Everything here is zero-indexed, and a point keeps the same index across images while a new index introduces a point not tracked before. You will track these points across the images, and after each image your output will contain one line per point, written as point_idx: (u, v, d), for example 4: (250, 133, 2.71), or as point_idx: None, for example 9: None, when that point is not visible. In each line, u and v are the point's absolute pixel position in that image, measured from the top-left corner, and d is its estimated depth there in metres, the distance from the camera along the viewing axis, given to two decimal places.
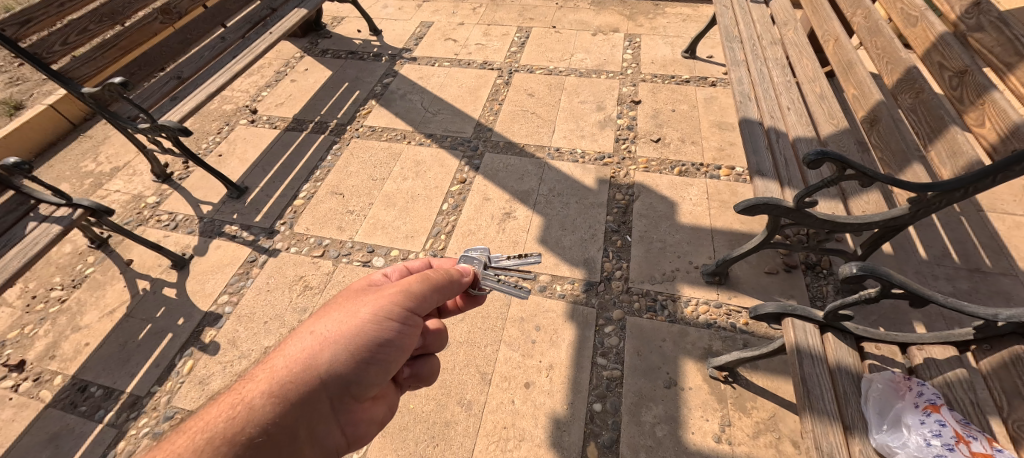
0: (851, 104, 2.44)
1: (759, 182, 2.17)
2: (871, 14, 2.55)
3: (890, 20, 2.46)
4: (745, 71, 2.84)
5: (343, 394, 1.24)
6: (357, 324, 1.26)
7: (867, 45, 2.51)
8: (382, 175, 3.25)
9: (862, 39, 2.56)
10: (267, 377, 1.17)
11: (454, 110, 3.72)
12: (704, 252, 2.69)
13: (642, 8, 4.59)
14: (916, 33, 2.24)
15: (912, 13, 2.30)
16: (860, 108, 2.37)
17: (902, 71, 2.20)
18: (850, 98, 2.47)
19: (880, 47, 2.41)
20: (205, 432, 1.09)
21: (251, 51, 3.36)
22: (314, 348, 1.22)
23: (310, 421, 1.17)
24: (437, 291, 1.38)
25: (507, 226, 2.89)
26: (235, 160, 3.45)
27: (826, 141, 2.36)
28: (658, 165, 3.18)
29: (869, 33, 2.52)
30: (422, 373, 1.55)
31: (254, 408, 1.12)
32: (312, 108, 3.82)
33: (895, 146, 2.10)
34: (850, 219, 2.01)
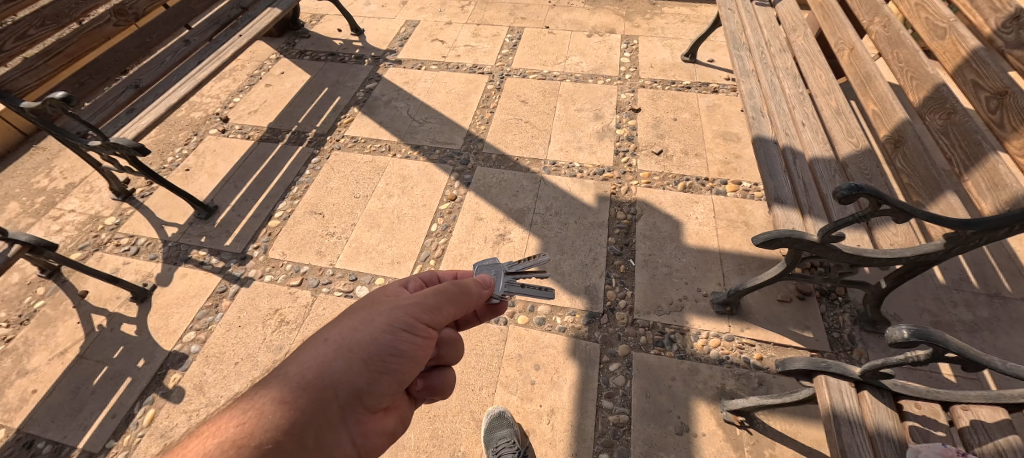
0: (872, 121, 2.26)
1: (778, 210, 1.98)
2: (891, 22, 2.35)
3: (912, 29, 2.26)
4: (754, 82, 2.65)
5: (356, 405, 1.16)
6: (371, 333, 1.21)
7: (887, 56, 2.31)
8: (365, 192, 3.01)
9: (881, 50, 2.37)
10: (279, 382, 1.10)
11: (442, 118, 3.47)
12: (713, 278, 2.51)
13: (639, 7, 4.38)
14: (944, 46, 2.04)
15: (938, 24, 2.10)
16: (882, 127, 2.18)
17: (930, 89, 2.01)
18: (870, 114, 2.28)
19: (902, 59, 2.21)
20: (213, 439, 0.99)
21: (218, 56, 3.07)
22: (328, 356, 1.16)
23: (321, 431, 1.08)
24: (453, 304, 1.33)
25: (501, 249, 2.68)
26: (204, 176, 3.18)
27: (846, 162, 2.17)
28: (660, 180, 2.99)
29: (889, 44, 2.32)
30: (437, 386, 1.45)
31: (265, 415, 1.03)
32: (288, 116, 3.55)
33: (925, 173, 1.92)
34: (878, 253, 1.83)
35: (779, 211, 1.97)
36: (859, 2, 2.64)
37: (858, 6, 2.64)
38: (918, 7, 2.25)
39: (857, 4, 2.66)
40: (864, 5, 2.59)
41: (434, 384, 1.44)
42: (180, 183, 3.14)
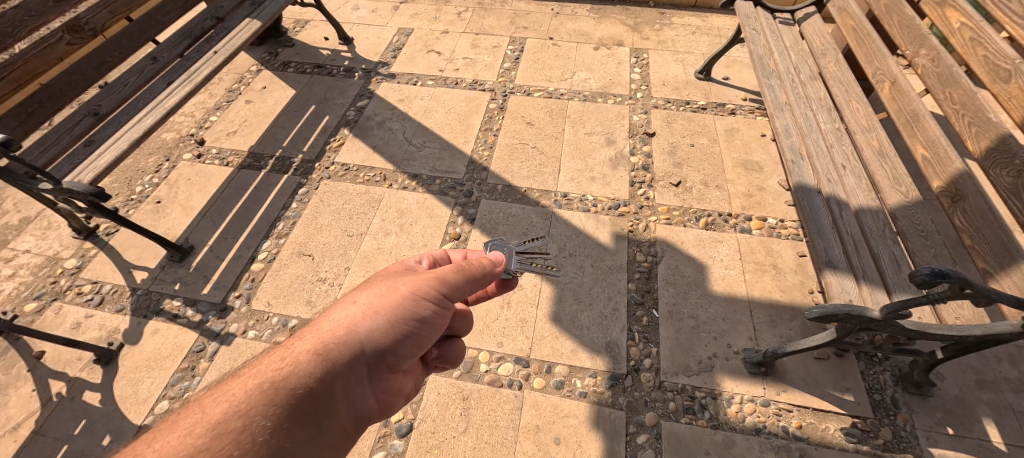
0: (922, 168, 2.06)
1: (829, 275, 1.78)
2: (942, 56, 2.15)
3: (967, 66, 2.06)
4: (788, 116, 2.44)
5: (379, 364, 1.24)
6: (395, 299, 1.27)
7: (939, 95, 2.12)
8: (358, 229, 2.74)
9: (930, 87, 2.17)
10: (312, 336, 1.18)
11: (442, 142, 3.20)
12: (744, 332, 2.31)
13: (647, 17, 4.12)
14: (1009, 91, 1.83)
15: (1001, 65, 1.88)
16: (936, 177, 1.99)
17: (994, 139, 1.81)
18: (921, 160, 2.09)
19: (958, 101, 2.01)
20: (255, 380, 1.08)
21: (190, 78, 2.74)
22: (356, 317, 1.23)
23: (347, 384, 1.15)
24: (471, 281, 1.39)
25: (511, 297, 2.44)
26: (178, 209, 2.86)
27: (897, 216, 1.97)
28: (680, 216, 2.78)
29: (940, 81, 2.13)
30: (449, 355, 1.56)
31: (299, 363, 1.11)
32: (271, 139, 3.24)
33: (992, 236, 1.72)
34: (942, 328, 1.62)
35: (830, 277, 1.77)
36: (901, 30, 2.43)
37: (900, 34, 2.44)
38: (973, 41, 2.04)
39: (898, 31, 2.46)
40: (908, 33, 2.38)
41: (445, 354, 1.55)
42: (151, 217, 2.83)
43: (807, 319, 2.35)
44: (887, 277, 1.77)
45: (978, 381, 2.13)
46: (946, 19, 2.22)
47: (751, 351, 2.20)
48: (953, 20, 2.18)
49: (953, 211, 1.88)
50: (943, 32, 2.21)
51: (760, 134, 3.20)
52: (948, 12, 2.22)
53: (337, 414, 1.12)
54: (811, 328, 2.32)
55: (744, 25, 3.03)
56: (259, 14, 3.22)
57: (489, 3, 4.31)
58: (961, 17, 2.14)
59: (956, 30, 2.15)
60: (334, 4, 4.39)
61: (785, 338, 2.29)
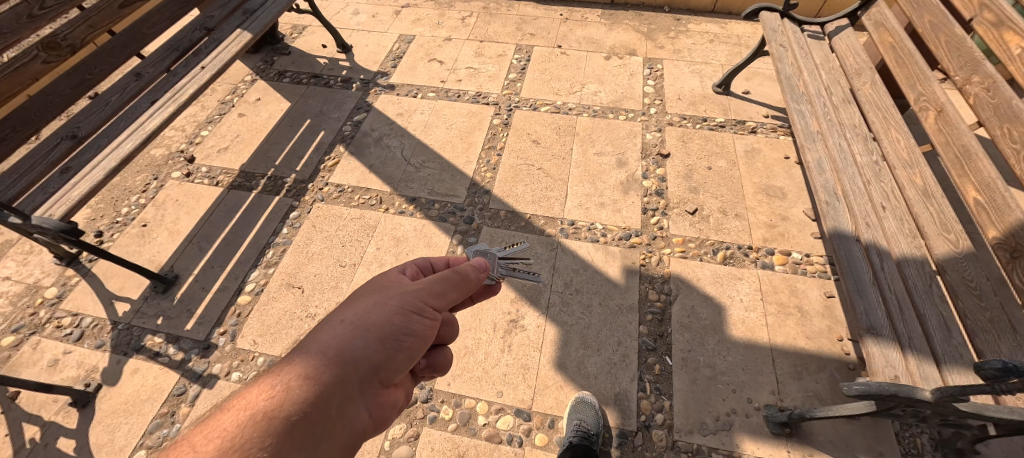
0: (974, 213, 1.85)
1: (871, 344, 1.61)
2: (999, 86, 1.93)
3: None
4: (820, 148, 2.23)
5: (373, 382, 1.05)
6: (386, 314, 1.10)
7: (994, 132, 1.89)
8: (351, 259, 2.57)
9: (985, 119, 1.95)
10: (301, 356, 0.97)
11: (442, 161, 3.02)
12: (765, 385, 2.12)
13: (661, 23, 3.88)
14: None
15: None
16: (990, 225, 1.78)
17: None
18: (971, 203, 1.88)
19: (1019, 140, 1.79)
20: (244, 412, 0.87)
21: (174, 97, 2.57)
22: (345, 335, 1.03)
23: (345, 404, 0.96)
24: (457, 289, 1.25)
25: (513, 340, 2.27)
26: (164, 233, 2.71)
27: (945, 268, 1.77)
28: (696, 248, 2.58)
29: (996, 115, 1.91)
30: (437, 364, 1.36)
31: (290, 389, 0.91)
32: (264, 156, 3.09)
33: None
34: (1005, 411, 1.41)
35: (873, 347, 1.60)
36: (949, 52, 2.19)
37: (947, 57, 2.20)
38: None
39: (945, 53, 2.22)
40: (957, 56, 2.14)
41: (434, 363, 1.35)
42: (135, 243, 2.68)
43: (834, 371, 2.16)
44: (936, 345, 1.59)
45: None
46: (1003, 43, 1.97)
47: (774, 409, 2.02)
48: (1012, 44, 1.93)
49: (1012, 268, 1.67)
50: (1000, 58, 1.96)
51: (784, 156, 2.97)
52: (1006, 35, 1.97)
53: (336, 440, 0.92)
54: (839, 382, 2.13)
55: (770, 39, 2.77)
56: (251, 24, 3.07)
57: (495, 7, 4.11)
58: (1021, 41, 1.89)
59: (1015, 56, 1.90)
60: (332, 8, 4.21)
61: (811, 393, 2.10)
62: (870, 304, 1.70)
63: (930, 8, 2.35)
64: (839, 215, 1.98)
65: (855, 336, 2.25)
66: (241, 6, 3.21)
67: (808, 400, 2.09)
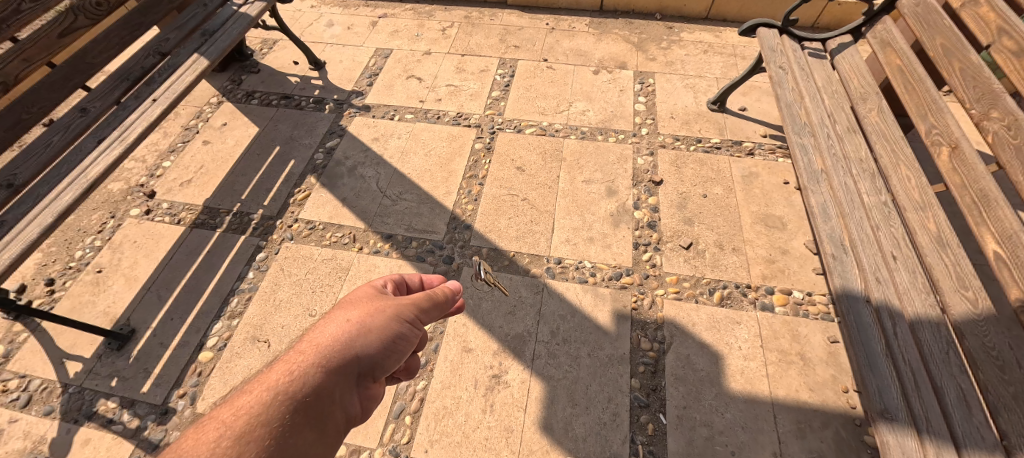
0: (995, 268, 1.69)
1: (885, 430, 1.48)
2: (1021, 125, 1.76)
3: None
4: (824, 190, 2.06)
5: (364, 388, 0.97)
6: (380, 320, 1.02)
7: (1016, 177, 1.72)
8: (321, 307, 2.39)
9: (1004, 160, 1.78)
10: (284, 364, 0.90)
11: (420, 192, 2.83)
12: (766, 446, 1.98)
13: (653, 32, 3.68)
14: None
15: None
16: (1013, 283, 1.61)
17: None
18: (992, 256, 1.72)
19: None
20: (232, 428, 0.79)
21: (122, 135, 2.41)
22: (337, 339, 0.95)
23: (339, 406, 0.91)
24: (441, 307, 1.17)
25: (495, 398, 2.11)
26: (120, 280, 2.52)
27: (963, 332, 1.59)
28: (692, 288, 2.41)
29: (1017, 158, 1.73)
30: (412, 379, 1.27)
31: (290, 382, 0.87)
32: (230, 190, 2.90)
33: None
34: None
35: (887, 434, 1.46)
36: (963, 81, 2.01)
37: (962, 85, 2.02)
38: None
39: (959, 81, 2.04)
40: (973, 87, 1.96)
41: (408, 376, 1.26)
42: (88, 292, 2.48)
43: (840, 428, 2.01)
44: (957, 427, 1.45)
45: None
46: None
47: None
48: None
49: None
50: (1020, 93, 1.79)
51: (783, 181, 2.79)
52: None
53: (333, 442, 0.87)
54: (845, 440, 1.99)
55: (770, 60, 2.59)
56: (209, 48, 2.95)
57: (477, 16, 3.90)
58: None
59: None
60: (305, 20, 3.97)
61: (815, 454, 1.96)
62: (883, 381, 1.56)
63: (942, 29, 2.17)
64: (846, 270, 1.83)
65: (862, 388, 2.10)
66: (200, 27, 3.10)
67: None
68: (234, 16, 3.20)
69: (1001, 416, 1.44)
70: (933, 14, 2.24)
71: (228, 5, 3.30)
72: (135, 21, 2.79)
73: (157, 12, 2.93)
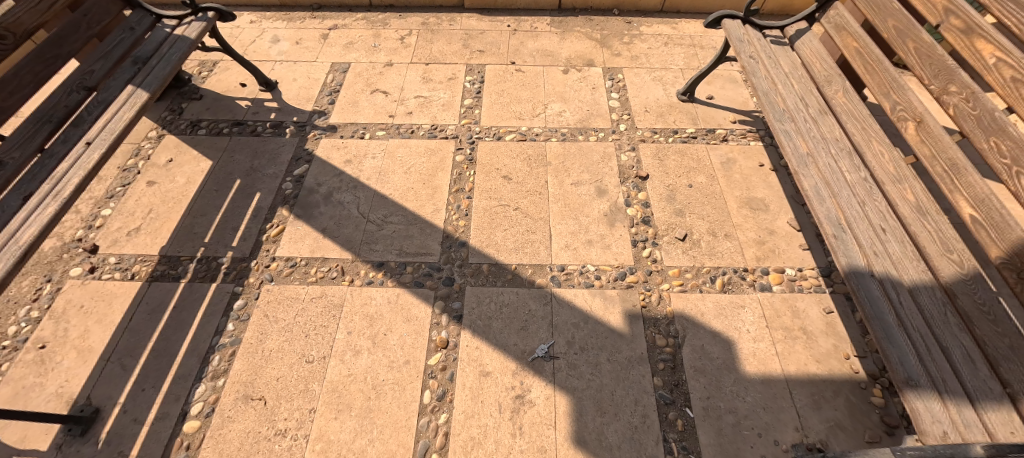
0: (972, 231, 1.72)
1: (912, 397, 1.53)
2: (978, 96, 1.79)
3: (1011, 111, 1.71)
4: (813, 172, 2.13)
5: None
6: None
7: (980, 144, 1.76)
8: (319, 352, 2.23)
9: (964, 128, 1.83)
10: None
11: (407, 213, 2.71)
12: (788, 423, 2.05)
13: (614, 28, 3.87)
14: None
15: None
16: (992, 244, 1.66)
17: None
18: (968, 220, 1.75)
19: (1008, 154, 1.66)
20: None
21: (55, 188, 2.09)
22: None
23: None
24: None
25: (522, 420, 2.06)
26: (71, 354, 2.21)
27: (955, 292, 1.68)
28: (694, 278, 2.47)
29: (979, 126, 1.77)
30: None
31: None
32: (190, 234, 2.63)
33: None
34: None
35: (915, 401, 1.51)
36: (919, 59, 2.06)
37: (918, 64, 2.07)
38: (1016, 83, 1.68)
39: (915, 60, 2.09)
40: (928, 65, 2.01)
41: None
42: (33, 373, 2.16)
43: (850, 394, 2.12)
44: (968, 384, 1.52)
45: None
46: (975, 51, 1.84)
47: (802, 449, 1.95)
48: (985, 53, 1.80)
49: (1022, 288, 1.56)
50: (974, 67, 1.83)
51: (758, 164, 2.93)
52: (976, 43, 1.84)
53: None
54: (856, 405, 2.09)
55: (739, 50, 2.70)
56: (145, 77, 2.64)
57: (435, 23, 3.96)
58: (996, 50, 1.77)
59: (991, 67, 1.77)
60: (246, 37, 3.80)
61: (833, 422, 2.05)
62: (901, 350, 1.60)
63: (893, 12, 2.24)
64: (847, 248, 1.89)
65: (861, 353, 2.23)
66: (129, 54, 2.77)
67: (831, 431, 2.03)
68: (169, 38, 2.92)
69: (1003, 366, 1.50)
70: None
71: (160, 28, 2.99)
72: (49, 53, 2.42)
73: (74, 42, 2.55)
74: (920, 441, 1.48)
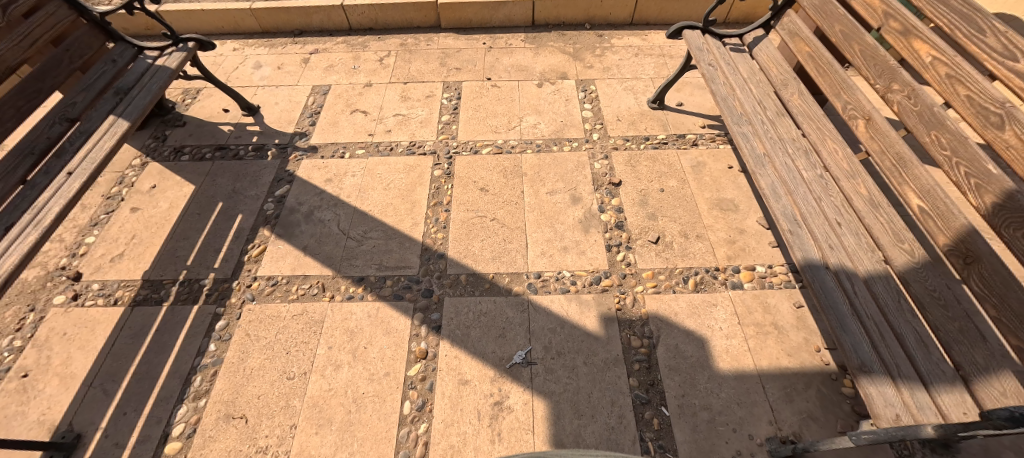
0: (920, 220, 1.79)
1: (866, 382, 1.59)
2: (918, 93, 1.87)
3: (948, 106, 1.79)
4: (770, 172, 2.22)
5: None
6: None
7: (923, 138, 1.84)
8: (300, 368, 2.26)
9: (908, 124, 1.91)
10: None
11: (386, 228, 2.77)
12: (762, 417, 2.09)
13: (586, 41, 3.99)
14: (1005, 139, 1.58)
15: (988, 107, 1.64)
16: (938, 232, 1.73)
17: (998, 195, 1.56)
18: (916, 210, 1.82)
19: (948, 147, 1.74)
20: None
21: (36, 218, 2.14)
22: None
23: None
24: None
25: (501, 426, 2.09)
26: (53, 382, 2.24)
27: (908, 279, 1.74)
28: (667, 279, 2.53)
29: (922, 121, 1.85)
30: None
31: None
32: (173, 258, 2.68)
33: (1019, 306, 1.47)
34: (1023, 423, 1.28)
35: (868, 386, 1.57)
36: (864, 60, 2.15)
37: (864, 65, 2.16)
38: (951, 79, 1.78)
39: (862, 61, 2.18)
40: (873, 65, 2.11)
41: None
42: (15, 402, 2.19)
43: (821, 386, 2.17)
44: (922, 367, 1.57)
45: (1010, 444, 1.97)
46: (913, 51, 1.94)
47: (775, 442, 2.00)
48: (922, 52, 1.90)
49: (967, 273, 1.62)
50: (913, 65, 1.93)
51: (727, 166, 3.02)
52: (914, 43, 1.94)
53: None
54: (827, 396, 2.14)
55: (699, 59, 2.80)
56: (126, 107, 2.71)
57: (413, 43, 4.08)
58: (931, 50, 1.86)
59: (928, 65, 1.87)
60: (229, 65, 3.90)
61: (805, 414, 2.09)
62: (855, 338, 1.67)
63: (839, 17, 2.34)
64: (803, 242, 1.96)
65: (831, 344, 2.28)
66: (111, 85, 2.84)
67: (804, 423, 2.07)
68: (151, 69, 3.00)
69: (954, 349, 1.55)
70: (828, 5, 2.44)
71: (142, 59, 3.07)
72: (31, 87, 2.48)
73: (56, 76, 2.61)
74: (875, 425, 1.54)
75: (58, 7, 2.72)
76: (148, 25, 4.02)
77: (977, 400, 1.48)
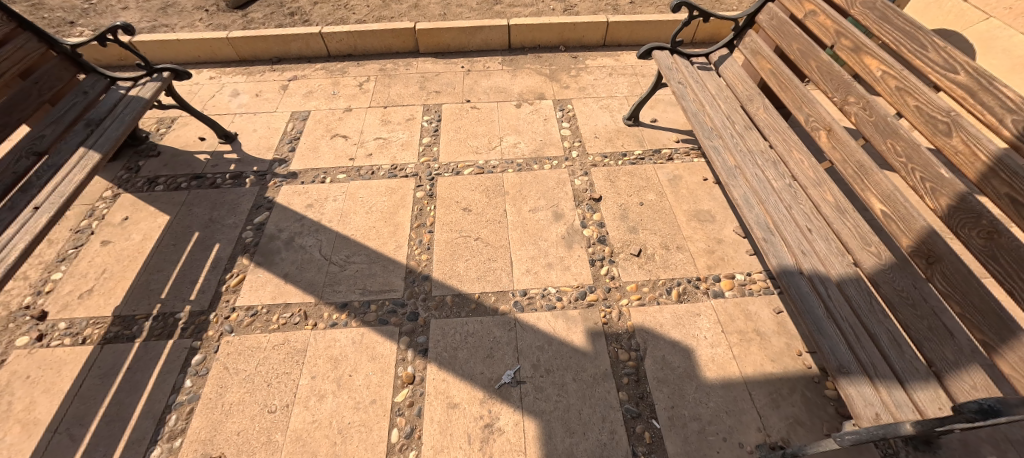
0: (884, 224, 1.87)
1: (846, 384, 1.62)
2: (873, 105, 1.98)
3: (901, 116, 1.90)
4: (742, 183, 2.29)
5: None
6: None
7: (880, 146, 1.94)
8: (282, 400, 2.20)
9: (866, 134, 2.01)
10: None
11: (369, 251, 2.75)
12: (750, 424, 2.11)
13: (561, 63, 4.10)
14: (955, 145, 1.68)
15: (938, 116, 1.74)
16: (902, 235, 1.81)
17: (952, 197, 1.64)
18: (880, 214, 1.90)
19: (903, 154, 1.84)
20: None
21: None
22: None
23: None
24: None
25: (492, 449, 2.06)
26: (14, 429, 2.13)
27: (877, 281, 1.81)
28: (651, 291, 2.57)
29: (877, 131, 1.95)
30: None
31: None
32: (146, 291, 2.60)
33: (981, 303, 1.54)
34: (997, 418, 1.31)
35: (848, 387, 1.61)
36: (821, 76, 2.28)
37: (821, 80, 2.29)
38: (901, 91, 1.89)
39: (819, 77, 2.31)
40: (830, 80, 2.22)
41: None
42: None
43: (805, 390, 2.21)
44: (896, 366, 1.63)
45: (987, 437, 2.03)
46: (864, 66, 2.06)
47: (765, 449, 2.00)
48: (872, 67, 2.02)
49: (931, 273, 1.70)
50: (865, 79, 2.05)
51: (702, 178, 3.12)
52: (865, 59, 2.06)
53: None
54: (812, 400, 2.18)
55: (669, 77, 2.90)
56: (97, 139, 2.66)
57: (392, 68, 4.12)
58: (880, 65, 1.98)
59: (879, 78, 1.99)
60: (205, 93, 3.87)
61: (791, 419, 2.12)
62: (833, 341, 1.71)
63: (795, 36, 2.48)
64: (778, 249, 2.01)
65: (812, 348, 2.33)
66: (81, 117, 2.78)
67: (791, 428, 2.10)
68: (124, 100, 2.95)
69: (925, 347, 1.61)
70: (785, 25, 2.58)
71: (115, 90, 3.02)
72: None
73: (25, 108, 2.55)
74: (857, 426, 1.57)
75: (27, 40, 2.66)
76: (121, 56, 3.98)
77: (949, 394, 1.54)
